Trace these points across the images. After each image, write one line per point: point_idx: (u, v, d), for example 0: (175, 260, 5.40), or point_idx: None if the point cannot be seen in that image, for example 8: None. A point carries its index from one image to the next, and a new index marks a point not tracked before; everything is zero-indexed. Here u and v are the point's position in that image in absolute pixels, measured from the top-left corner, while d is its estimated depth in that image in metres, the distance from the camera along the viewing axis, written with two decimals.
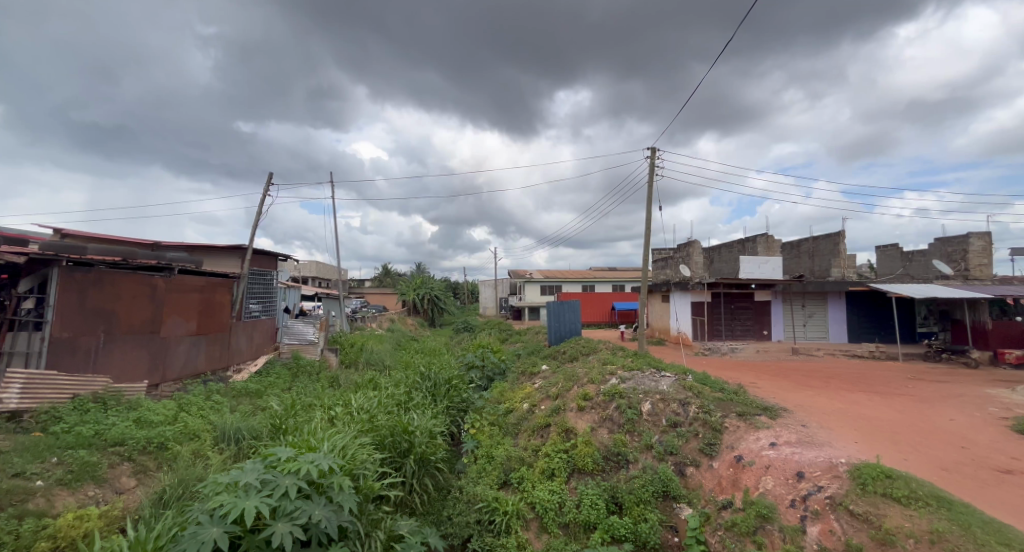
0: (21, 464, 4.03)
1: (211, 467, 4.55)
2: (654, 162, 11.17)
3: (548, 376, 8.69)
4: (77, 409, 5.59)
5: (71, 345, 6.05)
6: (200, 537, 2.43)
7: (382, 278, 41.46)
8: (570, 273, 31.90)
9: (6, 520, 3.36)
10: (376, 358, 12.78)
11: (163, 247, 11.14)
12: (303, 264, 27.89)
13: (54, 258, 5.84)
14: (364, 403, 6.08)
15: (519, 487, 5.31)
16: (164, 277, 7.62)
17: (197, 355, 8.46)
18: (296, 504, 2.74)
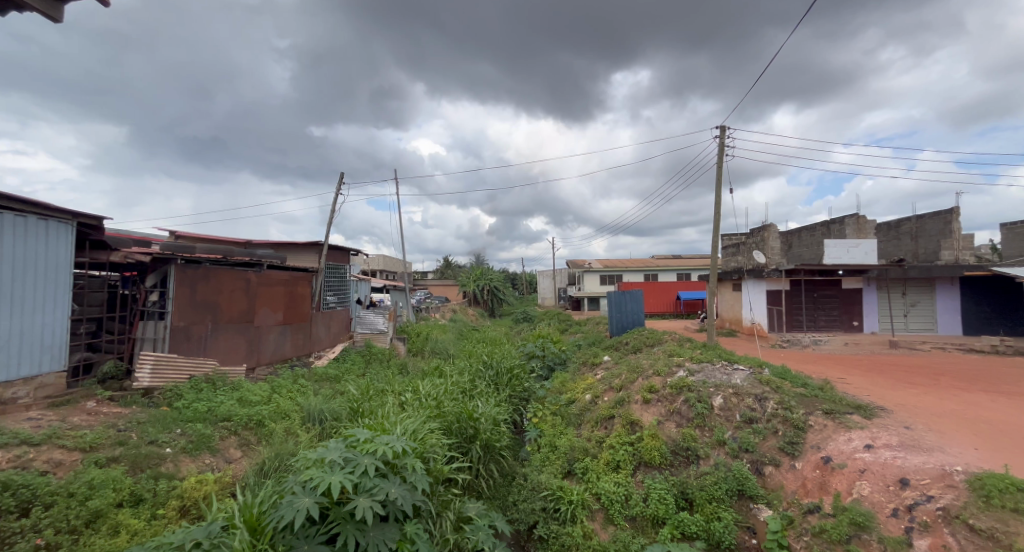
0: (154, 433, 4.75)
1: (301, 444, 5.03)
2: (723, 141, 10.44)
3: (612, 367, 8.52)
4: (193, 387, 6.41)
5: (186, 332, 6.94)
6: (295, 506, 2.69)
7: (443, 271, 42.91)
8: (632, 262, 30.92)
9: (147, 479, 3.96)
10: (440, 347, 13.34)
11: (254, 246, 12.39)
12: (371, 258, 29.67)
13: (171, 257, 6.70)
14: (431, 390, 6.38)
15: (583, 477, 5.27)
16: (256, 272, 8.42)
17: (286, 342, 9.34)
18: (375, 482, 2.95)
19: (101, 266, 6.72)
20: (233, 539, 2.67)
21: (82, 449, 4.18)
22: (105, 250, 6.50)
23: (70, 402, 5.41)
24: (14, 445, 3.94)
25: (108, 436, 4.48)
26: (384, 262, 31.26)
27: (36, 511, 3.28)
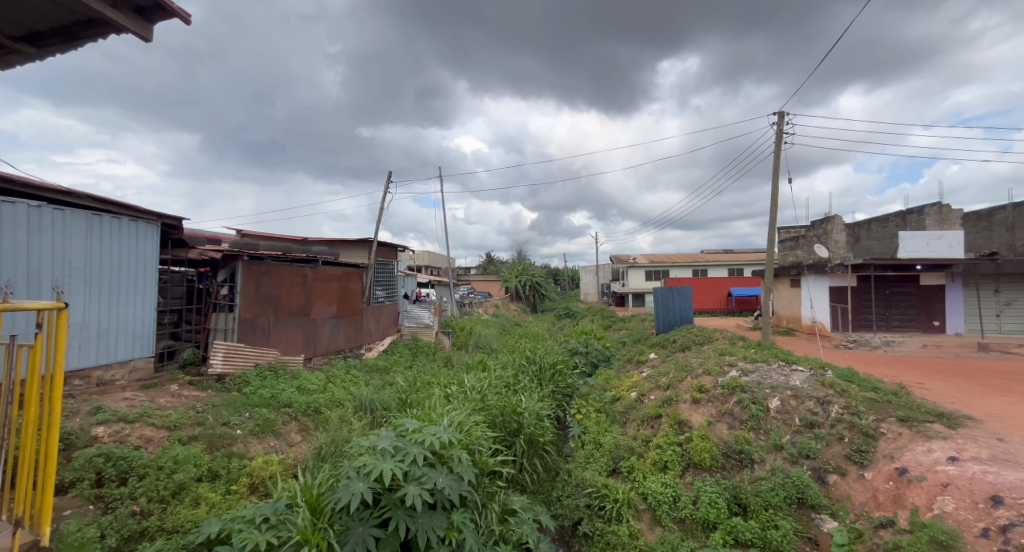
0: (226, 416, 5.17)
1: (354, 431, 5.30)
2: (782, 127, 9.80)
3: (658, 366, 8.28)
4: (258, 375, 6.92)
5: (252, 323, 7.50)
6: (351, 490, 2.84)
7: (486, 266, 43.44)
8: (679, 257, 29.80)
9: (222, 458, 4.32)
10: (483, 342, 13.53)
11: (310, 243, 13.12)
12: (417, 254, 30.55)
13: (238, 254, 7.24)
14: (476, 384, 6.51)
15: (629, 476, 5.17)
16: (312, 268, 8.91)
17: (339, 334, 9.83)
18: (424, 470, 3.05)
19: (180, 263, 7.37)
20: (296, 517, 2.86)
21: (167, 428, 4.63)
22: (184, 248, 7.13)
23: (157, 385, 6.01)
24: (113, 422, 4.44)
25: (188, 417, 4.93)
26: (429, 258, 32.05)
27: (131, 480, 3.68)
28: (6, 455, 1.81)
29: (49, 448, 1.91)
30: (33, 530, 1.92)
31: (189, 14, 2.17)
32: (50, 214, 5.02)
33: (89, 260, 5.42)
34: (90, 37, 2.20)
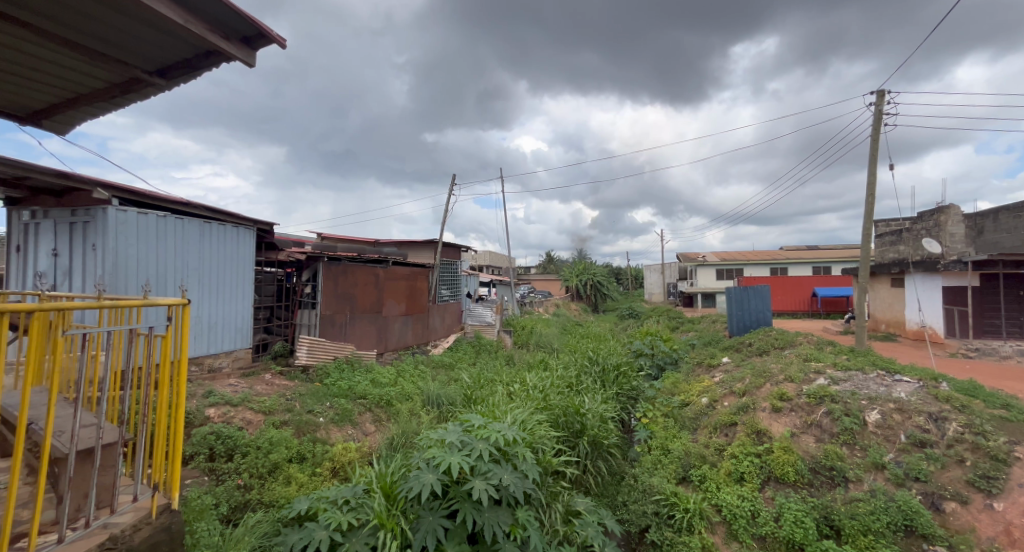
0: (311, 404, 5.65)
1: (423, 424, 5.55)
2: (882, 108, 8.75)
3: (732, 371, 7.75)
4: (338, 367, 7.48)
5: (332, 319, 8.14)
6: (421, 480, 2.97)
7: (546, 265, 43.34)
8: (755, 254, 27.70)
9: (309, 442, 4.73)
10: (545, 341, 13.53)
11: (381, 245, 13.91)
12: (479, 254, 31.22)
13: (320, 256, 7.88)
14: (538, 383, 6.53)
15: (701, 486, 4.89)
16: (385, 268, 9.46)
17: (408, 331, 10.35)
18: (489, 466, 3.12)
19: (272, 264, 8.17)
20: (372, 502, 3.04)
21: (264, 412, 5.15)
22: (275, 250, 7.90)
23: (254, 374, 6.71)
24: (221, 405, 5.02)
25: (280, 403, 5.45)
26: (490, 257, 32.63)
27: (236, 457, 4.14)
28: (145, 430, 2.09)
29: (176, 424, 2.19)
30: (167, 494, 2.18)
31: (284, 38, 2.32)
32: (173, 223, 5.79)
33: (202, 263, 6.19)
34: (208, 66, 2.48)
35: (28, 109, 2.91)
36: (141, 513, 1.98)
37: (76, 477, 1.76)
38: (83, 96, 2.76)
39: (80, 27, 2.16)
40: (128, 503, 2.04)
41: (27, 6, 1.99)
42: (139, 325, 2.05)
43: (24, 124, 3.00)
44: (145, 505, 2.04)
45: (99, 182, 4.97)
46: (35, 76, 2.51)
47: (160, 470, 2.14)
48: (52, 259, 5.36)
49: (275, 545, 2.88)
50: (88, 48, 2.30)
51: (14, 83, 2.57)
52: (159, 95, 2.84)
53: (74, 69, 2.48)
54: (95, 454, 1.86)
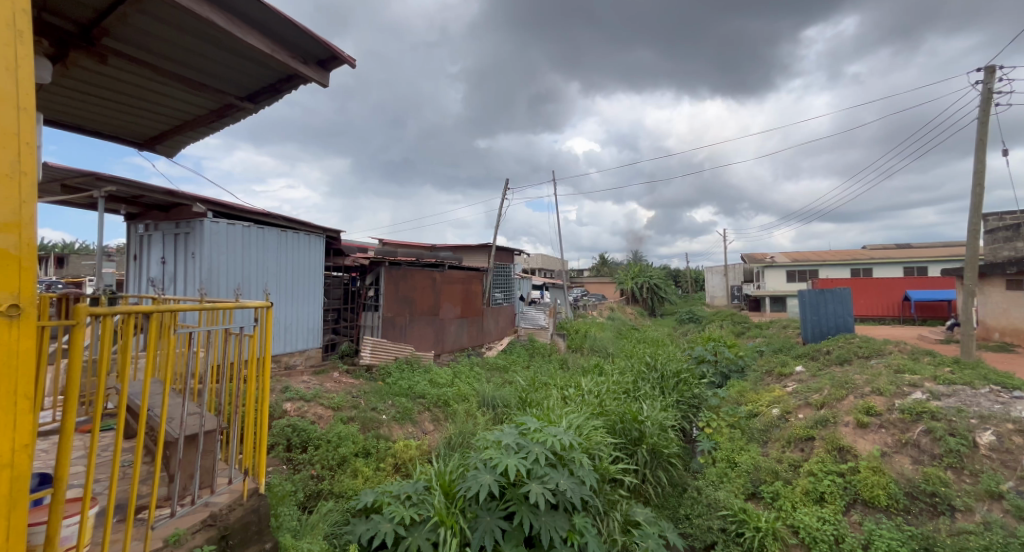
0: (375, 402, 5.94)
1: (479, 425, 5.64)
2: (991, 87, 7.70)
3: (807, 381, 7.14)
4: (398, 367, 7.82)
5: (393, 321, 8.53)
6: (479, 480, 3.02)
7: (599, 268, 42.54)
8: (832, 255, 25.41)
9: (374, 438, 4.97)
10: (599, 345, 13.27)
11: (437, 249, 14.36)
12: (531, 257, 31.26)
13: (382, 261, 8.29)
14: (594, 388, 6.42)
15: (773, 504, 4.55)
16: (441, 272, 9.75)
17: (464, 333, 10.59)
18: (545, 470, 3.11)
19: (339, 268, 8.71)
20: (433, 499, 3.14)
21: (333, 408, 5.49)
22: (342, 256, 8.41)
23: (324, 371, 7.19)
24: (296, 400, 5.43)
25: (347, 400, 5.78)
26: (542, 260, 32.59)
27: (310, 449, 4.45)
28: (238, 419, 2.31)
29: (262, 416, 2.38)
30: (256, 479, 2.38)
31: (353, 57, 2.47)
32: (256, 232, 6.36)
33: (280, 268, 6.74)
34: (287, 89, 2.71)
35: (144, 137, 3.34)
36: (235, 495, 2.18)
37: (183, 459, 1.98)
38: (187, 122, 3.13)
39: (183, 62, 2.44)
40: (224, 485, 2.26)
41: (142, 45, 2.29)
42: (232, 326, 2.27)
43: (141, 150, 3.45)
44: (238, 488, 2.24)
45: (197, 198, 5.58)
46: (150, 107, 2.88)
47: (249, 457, 2.34)
48: (160, 266, 6.09)
49: (345, 535, 3.05)
50: (189, 79, 2.60)
51: (134, 115, 2.97)
52: (248, 118, 3.14)
53: (179, 99, 2.81)
54: (197, 441, 2.09)
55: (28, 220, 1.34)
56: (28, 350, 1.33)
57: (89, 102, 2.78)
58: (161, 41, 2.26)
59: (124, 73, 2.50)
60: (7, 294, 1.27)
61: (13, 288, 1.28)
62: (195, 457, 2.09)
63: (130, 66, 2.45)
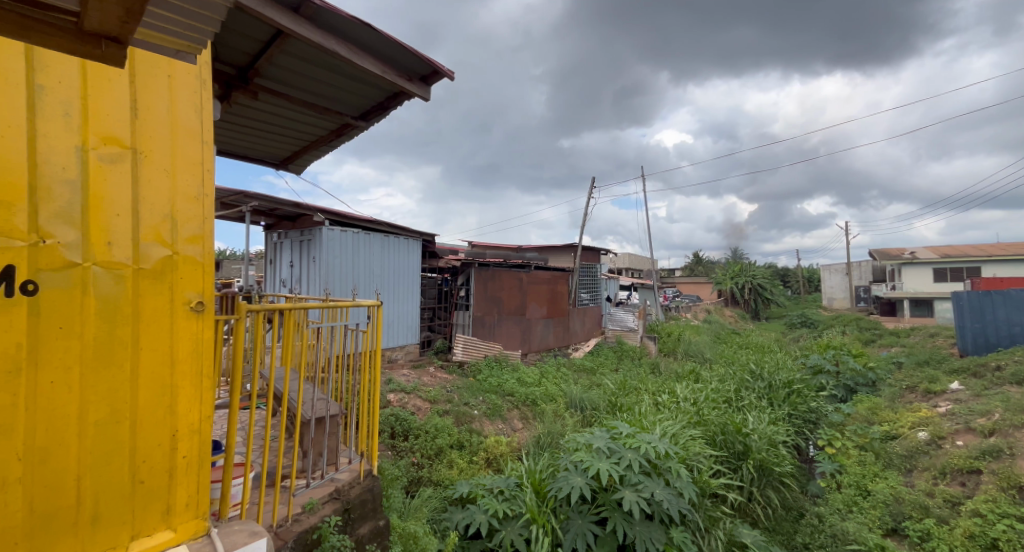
0: (467, 398, 6.22)
1: (568, 427, 5.61)
2: None
3: (966, 401, 5.92)
4: (488, 364, 8.10)
5: (482, 320, 8.90)
6: (570, 482, 3.00)
7: (693, 267, 39.84)
8: (998, 249, 20.86)
9: (466, 431, 5.21)
10: (695, 350, 12.42)
11: (523, 250, 14.58)
12: (618, 257, 30.31)
13: (471, 262, 8.70)
14: (690, 395, 6.04)
15: (921, 545, 3.83)
16: (527, 273, 9.81)
17: (550, 333, 10.62)
18: (639, 478, 2.99)
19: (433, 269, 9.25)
20: (524, 496, 3.18)
21: (430, 401, 5.87)
22: (436, 257, 8.93)
23: (421, 365, 7.72)
24: (398, 391, 5.90)
25: (443, 394, 6.14)
26: (630, 259, 31.43)
27: (411, 438, 4.80)
28: (356, 406, 2.57)
29: (375, 405, 2.58)
30: (370, 461, 2.61)
31: (450, 70, 2.61)
32: (364, 237, 7.03)
33: (384, 270, 7.36)
34: (392, 107, 2.96)
35: (279, 158, 3.88)
36: (354, 474, 2.44)
37: (314, 438, 2.29)
38: (312, 143, 3.57)
39: (311, 91, 2.79)
40: (345, 464, 2.54)
41: (281, 80, 2.67)
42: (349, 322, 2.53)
43: (278, 169, 4.03)
44: (357, 468, 2.49)
45: (318, 208, 6.34)
46: (284, 132, 3.34)
47: (365, 441, 2.59)
48: (289, 269, 7.03)
49: (443, 521, 3.22)
50: (315, 105, 2.96)
51: (272, 140, 3.47)
52: (360, 135, 3.49)
53: (307, 124, 3.22)
54: (323, 423, 2.35)
55: (209, 234, 1.75)
56: (208, 338, 1.75)
57: (240, 132, 3.32)
58: (296, 74, 2.62)
59: (266, 105, 2.93)
60: (196, 292, 1.69)
61: (199, 288, 1.69)
62: (323, 437, 2.36)
63: (271, 99, 2.87)
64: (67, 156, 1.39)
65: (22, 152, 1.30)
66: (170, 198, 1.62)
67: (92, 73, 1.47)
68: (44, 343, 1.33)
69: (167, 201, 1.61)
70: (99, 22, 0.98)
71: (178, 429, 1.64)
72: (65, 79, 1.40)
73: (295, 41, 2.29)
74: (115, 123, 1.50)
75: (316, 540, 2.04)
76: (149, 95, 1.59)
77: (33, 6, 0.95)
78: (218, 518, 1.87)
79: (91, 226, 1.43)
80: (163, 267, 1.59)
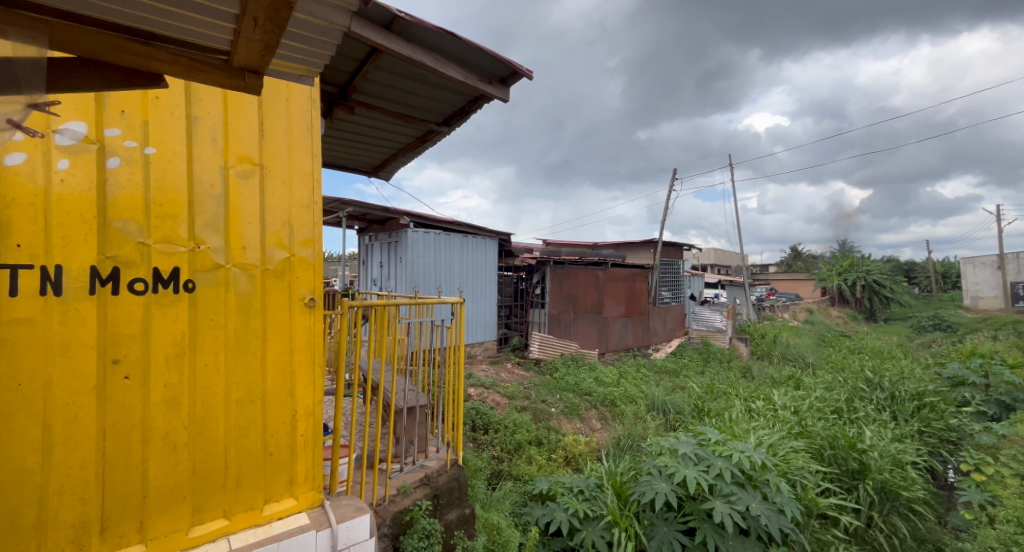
0: (544, 395, 6.27)
1: (650, 430, 5.39)
2: None
3: None
4: (564, 363, 8.08)
5: (558, 318, 8.92)
6: (654, 488, 2.89)
7: (791, 263, 36.06)
8: None
9: (544, 429, 5.24)
10: (794, 353, 11.23)
11: (600, 248, 14.29)
12: (702, 253, 28.45)
13: (546, 261, 8.78)
14: (789, 402, 5.51)
15: None
16: (603, 270, 9.55)
17: (629, 333, 10.29)
18: (732, 489, 2.79)
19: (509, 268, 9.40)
20: (605, 498, 3.13)
21: (508, 396, 6.00)
22: (512, 256, 9.08)
23: (499, 362, 7.92)
24: (478, 386, 6.11)
25: (520, 391, 6.23)
26: (716, 256, 29.37)
27: (491, 432, 4.95)
28: (442, 398, 2.72)
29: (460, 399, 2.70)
30: (455, 452, 2.73)
31: (530, 70, 2.64)
32: (445, 238, 7.37)
33: (463, 268, 7.66)
34: (473, 110, 3.07)
35: (370, 166, 4.20)
36: (441, 462, 2.57)
37: (406, 426, 2.47)
38: (399, 150, 3.83)
39: (400, 101, 2.99)
40: (433, 452, 2.70)
41: (375, 93, 2.89)
42: (435, 319, 2.68)
43: (370, 177, 4.38)
44: (444, 458, 2.63)
45: (403, 212, 6.78)
46: (376, 141, 3.62)
47: (451, 432, 2.73)
48: (379, 268, 7.61)
49: (524, 515, 3.27)
50: (403, 115, 3.17)
51: (366, 149, 3.78)
52: (442, 141, 3.67)
53: (396, 132, 3.46)
54: (413, 413, 2.52)
55: (319, 237, 1.95)
56: (320, 331, 1.96)
57: (339, 145, 3.66)
58: (388, 87, 2.83)
59: (361, 117, 3.19)
60: (309, 289, 1.90)
61: (312, 286, 1.90)
62: (413, 426, 2.52)
63: (366, 112, 3.13)
64: (214, 174, 1.65)
65: (183, 174, 1.57)
66: (288, 207, 1.84)
67: (231, 100, 1.71)
68: (199, 332, 1.61)
69: (286, 209, 1.83)
70: (245, 57, 1.13)
71: (297, 411, 1.86)
72: (212, 108, 1.65)
73: (389, 56, 2.47)
74: (247, 143, 1.74)
75: (409, 522, 2.19)
76: (273, 116, 1.82)
77: (198, 50, 1.11)
78: (329, 491, 2.10)
79: (230, 233, 1.68)
80: (283, 268, 1.82)
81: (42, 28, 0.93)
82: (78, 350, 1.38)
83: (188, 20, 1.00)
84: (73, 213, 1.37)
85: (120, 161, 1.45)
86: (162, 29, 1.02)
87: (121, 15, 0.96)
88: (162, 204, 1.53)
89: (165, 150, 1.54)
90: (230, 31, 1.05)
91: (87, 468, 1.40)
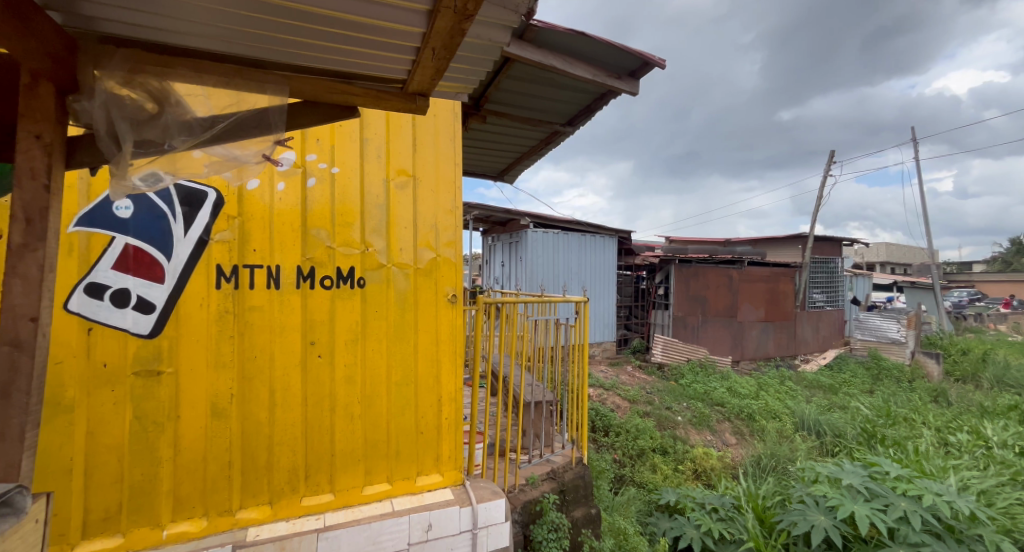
0: (669, 401, 5.91)
1: (799, 452, 4.69)
2: None
3: None
4: (691, 369, 7.50)
5: (684, 321, 8.23)
6: (809, 519, 2.51)
7: (1010, 260, 27.78)
8: None
9: (670, 437, 4.94)
10: (1014, 376, 8.63)
11: (734, 244, 12.89)
12: (870, 249, 23.70)
13: (670, 259, 8.17)
14: (1008, 440, 4.26)
15: None
16: (738, 269, 8.60)
17: (770, 340, 9.09)
18: (924, 539, 2.26)
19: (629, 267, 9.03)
20: (744, 521, 2.83)
21: (629, 400, 5.80)
22: (632, 255, 8.73)
23: (619, 363, 7.70)
24: (597, 387, 6.04)
25: (642, 395, 5.98)
26: (889, 252, 24.24)
27: (612, 434, 4.83)
28: (567, 395, 2.74)
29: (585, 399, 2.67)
30: (580, 450, 2.73)
31: (664, 59, 2.50)
32: (563, 237, 7.40)
33: (581, 267, 7.61)
34: (600, 106, 3.02)
35: (496, 170, 4.42)
36: (567, 459, 2.62)
37: (533, 419, 2.56)
38: (524, 153, 3.97)
39: (527, 106, 3.09)
40: (559, 448, 2.75)
41: (504, 101, 3.04)
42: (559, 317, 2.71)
43: (496, 181, 4.62)
44: (570, 455, 2.66)
45: (524, 213, 7.02)
46: (502, 146, 3.80)
47: (576, 430, 2.74)
48: (501, 267, 7.99)
49: (649, 525, 3.14)
50: (529, 119, 3.27)
51: (493, 155, 3.99)
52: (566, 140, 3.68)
53: (521, 136, 3.59)
54: (540, 407, 2.60)
55: (460, 239, 2.12)
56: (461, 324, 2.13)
57: (469, 152, 3.93)
58: (516, 94, 2.94)
59: (490, 125, 3.39)
60: (452, 286, 2.08)
61: (454, 283, 2.08)
62: (540, 420, 2.60)
63: (495, 120, 3.31)
64: (379, 187, 1.91)
65: (357, 189, 1.86)
66: (435, 212, 2.04)
67: (392, 122, 1.96)
68: (369, 322, 1.88)
69: (433, 214, 2.03)
70: (420, 82, 1.27)
71: (443, 396, 2.05)
72: (378, 130, 1.92)
73: (519, 64, 2.57)
74: (404, 158, 1.98)
75: (539, 512, 2.27)
76: (423, 132, 2.03)
77: (383, 82, 1.30)
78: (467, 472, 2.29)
79: (391, 237, 1.93)
80: (431, 267, 2.02)
81: (285, 80, 1.17)
82: (290, 332, 1.74)
83: (379, 58, 1.18)
84: (287, 224, 1.73)
85: (316, 180, 1.79)
86: (358, 69, 1.23)
87: (332, 62, 1.19)
88: (343, 214, 1.83)
89: (346, 168, 1.84)
90: (410, 62, 1.21)
91: (296, 427, 1.75)
